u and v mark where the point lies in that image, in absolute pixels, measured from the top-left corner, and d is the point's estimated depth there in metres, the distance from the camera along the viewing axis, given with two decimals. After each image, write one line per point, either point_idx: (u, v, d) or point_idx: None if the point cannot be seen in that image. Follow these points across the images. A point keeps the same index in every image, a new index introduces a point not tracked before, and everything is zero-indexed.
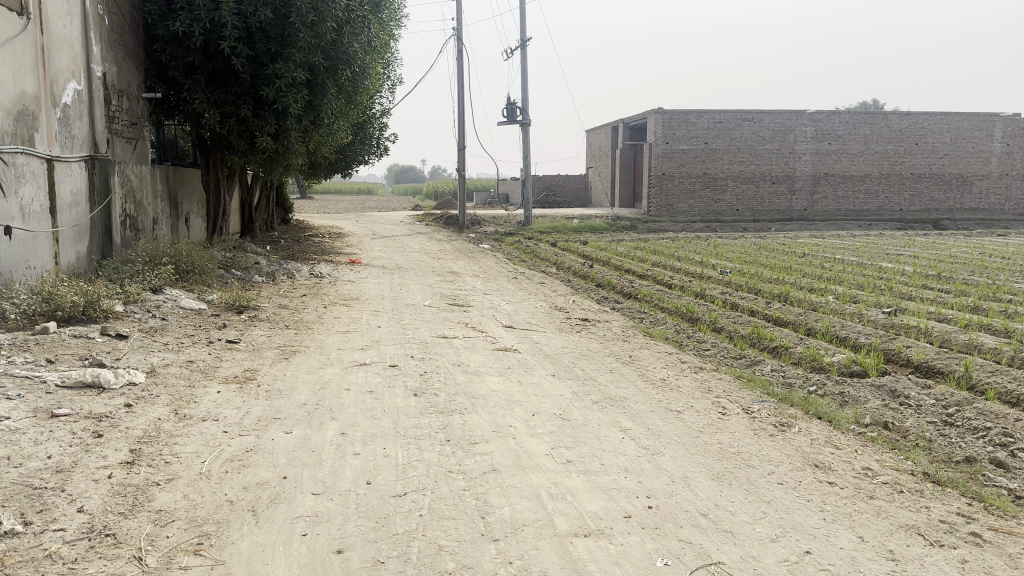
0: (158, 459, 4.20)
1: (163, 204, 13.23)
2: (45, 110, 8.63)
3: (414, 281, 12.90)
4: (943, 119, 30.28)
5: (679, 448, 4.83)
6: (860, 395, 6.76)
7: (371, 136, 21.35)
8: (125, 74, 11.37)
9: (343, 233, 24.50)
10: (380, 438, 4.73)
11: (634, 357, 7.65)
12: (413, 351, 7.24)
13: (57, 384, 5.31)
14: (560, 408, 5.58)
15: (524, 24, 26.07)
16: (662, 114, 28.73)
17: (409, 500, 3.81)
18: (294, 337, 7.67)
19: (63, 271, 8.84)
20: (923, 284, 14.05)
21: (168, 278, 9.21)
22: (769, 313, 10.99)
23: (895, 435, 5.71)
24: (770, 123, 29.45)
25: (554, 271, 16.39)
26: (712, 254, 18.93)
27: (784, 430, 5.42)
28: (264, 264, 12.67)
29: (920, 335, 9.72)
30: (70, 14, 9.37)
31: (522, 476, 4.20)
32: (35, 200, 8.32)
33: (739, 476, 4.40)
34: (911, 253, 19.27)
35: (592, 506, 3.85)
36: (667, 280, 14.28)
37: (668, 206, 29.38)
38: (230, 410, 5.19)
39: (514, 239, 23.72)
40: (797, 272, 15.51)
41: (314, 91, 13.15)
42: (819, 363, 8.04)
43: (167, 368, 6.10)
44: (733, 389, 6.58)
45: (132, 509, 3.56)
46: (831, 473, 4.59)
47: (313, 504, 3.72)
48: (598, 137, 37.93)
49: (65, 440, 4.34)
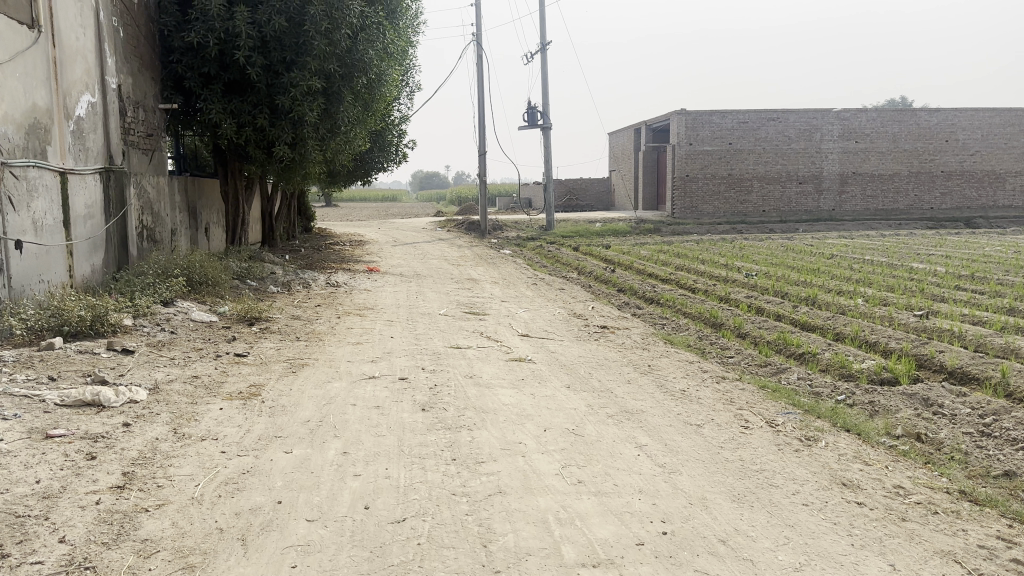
0: (151, 483, 4.04)
1: (182, 215, 13.21)
2: (57, 123, 8.57)
3: (432, 289, 12.75)
4: (974, 115, 29.59)
5: (697, 466, 4.57)
6: (891, 405, 6.45)
7: (390, 143, 21.26)
8: (142, 85, 11.34)
9: (363, 241, 24.41)
10: (383, 458, 4.53)
11: (654, 366, 7.39)
12: (425, 363, 7.04)
13: (55, 403, 5.17)
14: (573, 423, 5.34)
15: (544, 28, 25.92)
16: (685, 115, 28.40)
17: (408, 528, 3.60)
18: (304, 350, 7.51)
19: (76, 284, 8.78)
20: (956, 285, 13.62)
21: (180, 290, 9.12)
22: (796, 317, 10.65)
23: (928, 447, 5.42)
24: (795, 122, 28.95)
25: (575, 276, 16.14)
26: (738, 256, 18.58)
27: (810, 445, 5.14)
28: (281, 274, 12.59)
29: (953, 339, 9.36)
30: (83, 26, 9.33)
31: (529, 499, 3.96)
32: (47, 213, 8.24)
33: (761, 497, 4.13)
34: (942, 253, 18.80)
35: (603, 532, 3.61)
36: (690, 284, 13.97)
37: (692, 208, 28.97)
38: (230, 428, 5.03)
39: (535, 244, 23.48)
40: (824, 274, 15.11)
41: (330, 99, 13.03)
42: (847, 370, 7.72)
43: (170, 384, 5.96)
44: (757, 400, 6.30)
45: (116, 539, 3.40)
46: (860, 492, 4.30)
47: (306, 532, 3.53)
48: (620, 139, 37.62)
49: (56, 463, 4.19)
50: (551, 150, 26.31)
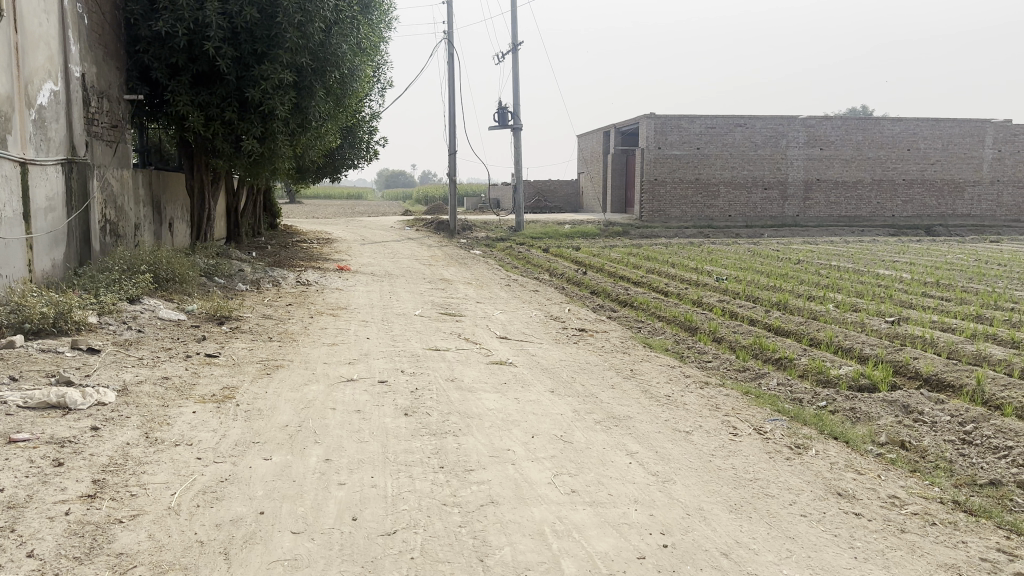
0: (123, 492, 3.81)
1: (145, 209, 12.83)
2: (18, 111, 8.21)
3: (404, 289, 12.52)
4: (935, 125, 30.15)
5: (690, 474, 4.48)
6: (872, 411, 6.43)
7: (360, 140, 20.96)
8: (106, 75, 10.96)
9: (331, 239, 24.10)
10: (367, 465, 4.36)
11: (636, 371, 7.29)
12: (404, 366, 6.86)
13: (18, 406, 4.90)
14: (561, 429, 5.22)
15: (515, 29, 25.82)
16: (654, 118, 28.52)
17: (399, 541, 3.44)
18: (277, 350, 7.28)
19: (37, 280, 8.42)
20: (923, 292, 13.79)
21: (146, 287, 8.81)
22: (769, 322, 10.67)
23: (914, 455, 5.39)
24: (763, 128, 29.25)
25: (546, 278, 16.05)
26: (707, 260, 18.69)
27: (801, 453, 5.09)
28: (249, 271, 12.29)
29: (925, 346, 9.43)
30: (47, 12, 8.97)
31: (523, 510, 3.83)
32: (7, 204, 7.88)
33: (758, 507, 4.05)
34: (906, 260, 19.08)
35: (602, 545, 3.50)
36: (662, 287, 13.96)
37: (660, 212, 29.09)
38: (205, 433, 4.81)
39: (505, 244, 23.38)
40: (793, 279, 15.20)
41: (301, 93, 12.74)
42: (825, 376, 7.71)
43: (139, 385, 5.70)
44: (742, 407, 6.23)
45: (89, 553, 3.19)
46: (856, 502, 4.25)
47: (292, 546, 3.35)
48: (589, 141, 37.67)
49: (21, 470, 3.94)
50: (521, 150, 26.23)
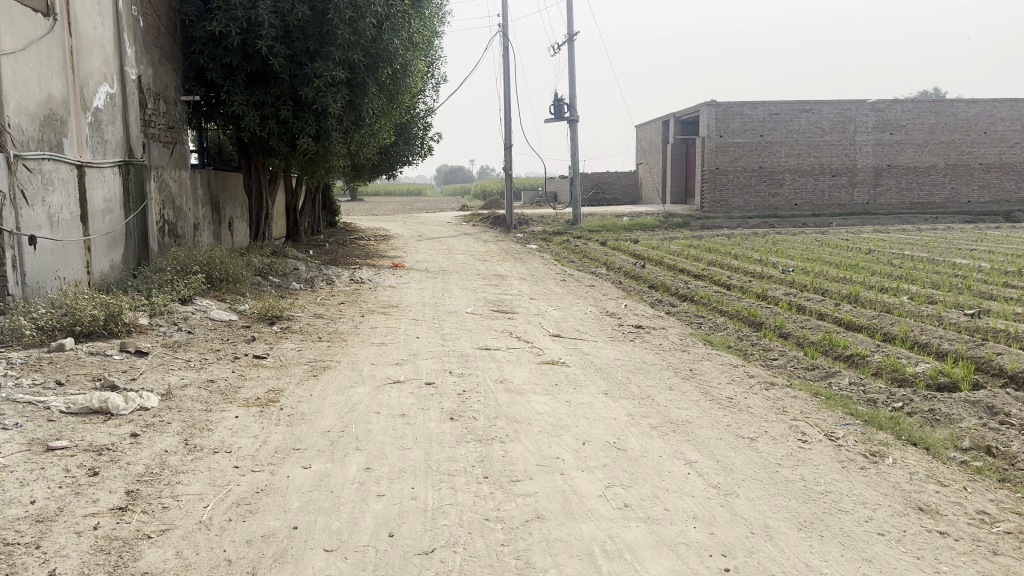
0: (156, 504, 3.68)
1: (204, 209, 12.93)
2: (74, 114, 8.26)
3: (458, 286, 12.31)
4: (1014, 106, 28.67)
5: (755, 487, 4.13)
6: (953, 413, 5.96)
7: (415, 136, 20.91)
8: (163, 77, 11.04)
9: (388, 235, 24.18)
10: (409, 475, 4.15)
11: (696, 371, 6.92)
12: (452, 366, 6.65)
13: (60, 411, 4.86)
14: (614, 435, 4.92)
15: (570, 18, 25.45)
16: (714, 106, 27.78)
17: (436, 561, 3.21)
18: (326, 351, 7.15)
19: (94, 281, 8.49)
20: (1004, 282, 13.00)
21: (199, 287, 8.80)
22: (839, 316, 10.13)
23: (1003, 462, 4.92)
24: (829, 114, 28.17)
25: (604, 272, 15.68)
26: (772, 251, 18.04)
27: (877, 462, 4.67)
28: (304, 269, 12.27)
29: (1009, 340, 8.80)
30: (102, 15, 9.03)
31: (571, 526, 3.56)
32: (64, 207, 7.92)
33: (830, 525, 3.70)
34: (985, 247, 18.11)
35: (656, 569, 3.21)
36: (724, 280, 13.46)
37: (722, 202, 28.33)
38: (246, 439, 4.68)
39: (562, 239, 23.06)
40: (863, 270, 14.51)
41: (353, 90, 12.64)
42: (901, 374, 7.22)
43: (184, 389, 5.62)
44: (812, 409, 5.83)
45: (112, 572, 3.04)
46: (941, 519, 3.84)
47: (323, 566, 3.15)
48: (648, 132, 36.98)
49: (55, 480, 3.85)
50: (577, 142, 25.85)
